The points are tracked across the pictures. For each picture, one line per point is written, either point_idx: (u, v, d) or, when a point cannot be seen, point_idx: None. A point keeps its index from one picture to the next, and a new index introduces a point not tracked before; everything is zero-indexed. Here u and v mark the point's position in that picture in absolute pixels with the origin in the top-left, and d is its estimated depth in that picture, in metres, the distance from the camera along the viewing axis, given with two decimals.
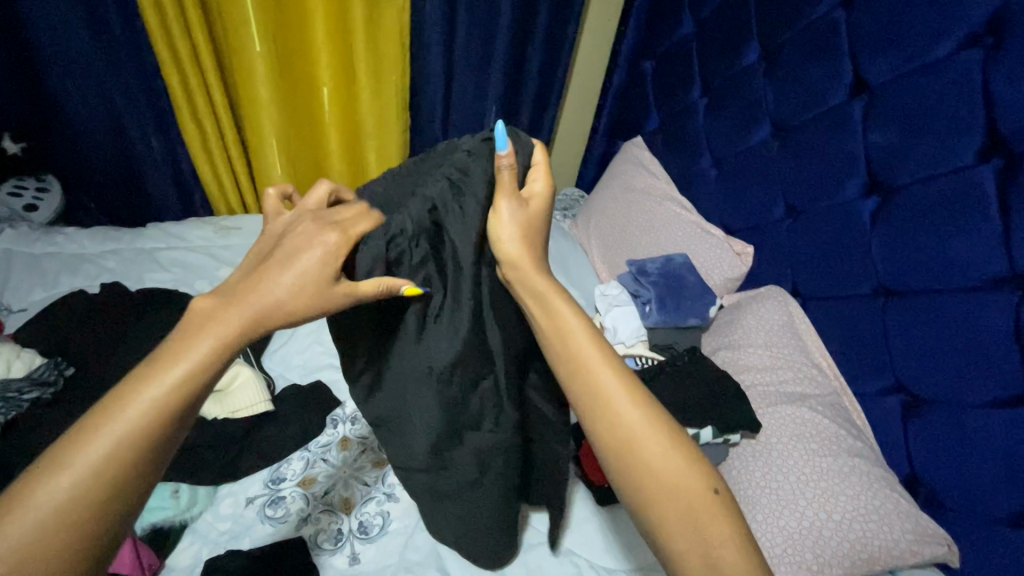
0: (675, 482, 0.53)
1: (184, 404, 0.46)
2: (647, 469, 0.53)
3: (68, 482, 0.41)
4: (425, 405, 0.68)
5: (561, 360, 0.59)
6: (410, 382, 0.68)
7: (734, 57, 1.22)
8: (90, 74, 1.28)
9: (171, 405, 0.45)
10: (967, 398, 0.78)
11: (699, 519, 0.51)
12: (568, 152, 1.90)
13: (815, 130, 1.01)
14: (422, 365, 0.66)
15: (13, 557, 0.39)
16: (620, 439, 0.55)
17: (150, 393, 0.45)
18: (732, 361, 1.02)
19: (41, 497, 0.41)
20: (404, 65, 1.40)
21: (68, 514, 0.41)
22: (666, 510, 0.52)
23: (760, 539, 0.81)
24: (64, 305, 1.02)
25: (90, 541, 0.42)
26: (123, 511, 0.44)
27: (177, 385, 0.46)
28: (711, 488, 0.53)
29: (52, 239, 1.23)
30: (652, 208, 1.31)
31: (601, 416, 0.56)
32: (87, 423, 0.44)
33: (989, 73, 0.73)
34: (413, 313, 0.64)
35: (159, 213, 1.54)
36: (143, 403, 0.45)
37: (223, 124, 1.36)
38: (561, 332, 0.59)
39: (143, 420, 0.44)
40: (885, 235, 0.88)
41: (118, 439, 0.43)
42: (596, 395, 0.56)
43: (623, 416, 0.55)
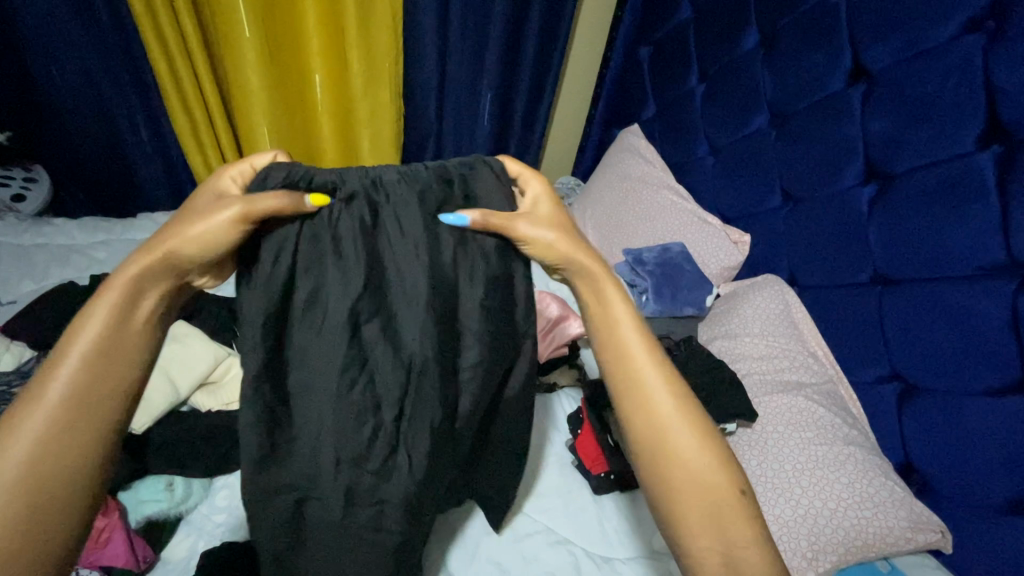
0: (703, 477, 0.53)
1: (113, 348, 0.48)
2: (679, 465, 0.53)
3: (20, 446, 0.44)
4: (319, 421, 0.58)
5: (603, 339, 0.59)
6: (297, 388, 0.58)
7: (732, 42, 1.20)
8: (76, 61, 1.25)
9: (97, 352, 0.47)
10: (962, 386, 0.78)
11: (723, 513, 0.52)
12: (564, 140, 1.88)
13: (814, 117, 1.00)
14: (323, 373, 0.57)
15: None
16: (658, 428, 0.55)
17: (76, 350, 0.47)
18: (729, 350, 1.02)
19: (6, 454, 0.43)
20: (397, 53, 1.38)
21: (31, 473, 0.44)
22: (693, 506, 0.52)
23: (765, 506, 0.82)
24: (53, 296, 1.00)
25: (60, 495, 0.45)
26: (83, 465, 0.46)
27: (100, 333, 0.47)
28: (739, 488, 0.54)
29: (40, 231, 1.22)
30: (648, 196, 1.30)
31: (639, 404, 0.56)
32: (22, 399, 0.45)
33: (988, 58, 0.73)
34: (324, 307, 0.57)
35: (150, 203, 1.52)
36: (76, 356, 0.46)
37: (213, 111, 1.33)
38: (608, 315, 0.59)
39: (81, 378, 0.46)
40: (883, 223, 0.88)
41: (59, 397, 0.45)
42: (635, 381, 0.56)
43: (659, 408, 0.55)
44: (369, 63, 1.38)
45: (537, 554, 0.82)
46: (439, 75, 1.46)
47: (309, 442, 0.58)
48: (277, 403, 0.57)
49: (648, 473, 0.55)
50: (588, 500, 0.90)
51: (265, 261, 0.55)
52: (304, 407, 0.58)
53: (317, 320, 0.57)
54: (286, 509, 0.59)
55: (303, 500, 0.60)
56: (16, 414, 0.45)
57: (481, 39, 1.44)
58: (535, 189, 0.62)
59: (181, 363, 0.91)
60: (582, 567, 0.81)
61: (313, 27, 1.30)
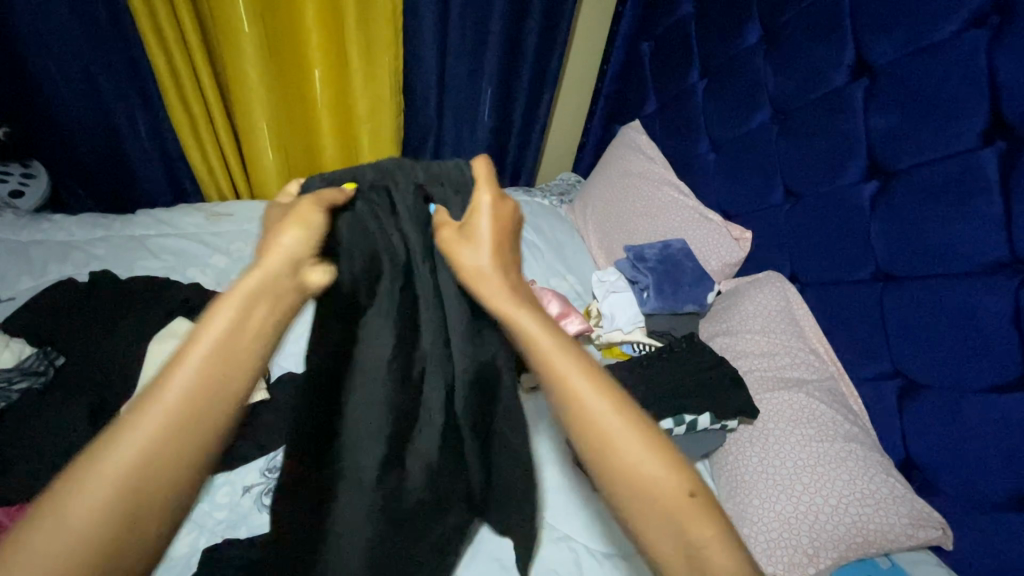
0: (650, 485, 0.50)
1: (230, 355, 0.48)
2: (626, 479, 0.51)
3: (131, 444, 0.42)
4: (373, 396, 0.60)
5: (535, 361, 0.56)
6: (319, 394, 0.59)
7: (734, 37, 1.20)
8: (73, 56, 1.24)
9: (217, 358, 0.47)
10: (963, 382, 0.78)
11: (676, 519, 0.49)
12: (565, 136, 1.88)
13: (816, 113, 1.00)
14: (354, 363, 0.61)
15: (86, 522, 0.39)
16: (598, 440, 0.52)
17: (198, 354, 0.47)
18: (729, 347, 1.02)
19: (117, 452, 0.42)
20: (397, 48, 1.38)
21: (134, 475, 0.42)
22: (647, 520, 0.50)
23: (752, 542, 0.82)
24: (53, 293, 1.00)
25: (157, 502, 0.42)
26: (184, 475, 0.44)
27: (223, 337, 0.48)
28: (688, 491, 0.51)
29: (39, 227, 1.21)
30: (649, 193, 1.30)
31: (574, 423, 0.53)
32: (139, 398, 0.45)
33: (993, 54, 0.72)
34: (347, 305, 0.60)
35: (149, 200, 1.51)
36: (197, 360, 0.46)
37: (212, 106, 1.32)
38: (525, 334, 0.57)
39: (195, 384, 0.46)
40: (885, 219, 0.87)
41: (175, 400, 0.45)
42: (571, 396, 0.54)
43: (592, 423, 0.53)
44: (369, 59, 1.37)
45: (539, 551, 0.82)
46: (439, 70, 1.45)
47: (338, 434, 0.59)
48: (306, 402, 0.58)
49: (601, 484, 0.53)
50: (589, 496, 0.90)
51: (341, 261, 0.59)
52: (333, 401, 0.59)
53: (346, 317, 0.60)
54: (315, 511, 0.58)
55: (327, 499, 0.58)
56: (124, 422, 0.44)
57: (481, 35, 1.43)
58: (485, 202, 0.62)
59: None
60: (583, 564, 0.81)
61: (312, 23, 1.29)
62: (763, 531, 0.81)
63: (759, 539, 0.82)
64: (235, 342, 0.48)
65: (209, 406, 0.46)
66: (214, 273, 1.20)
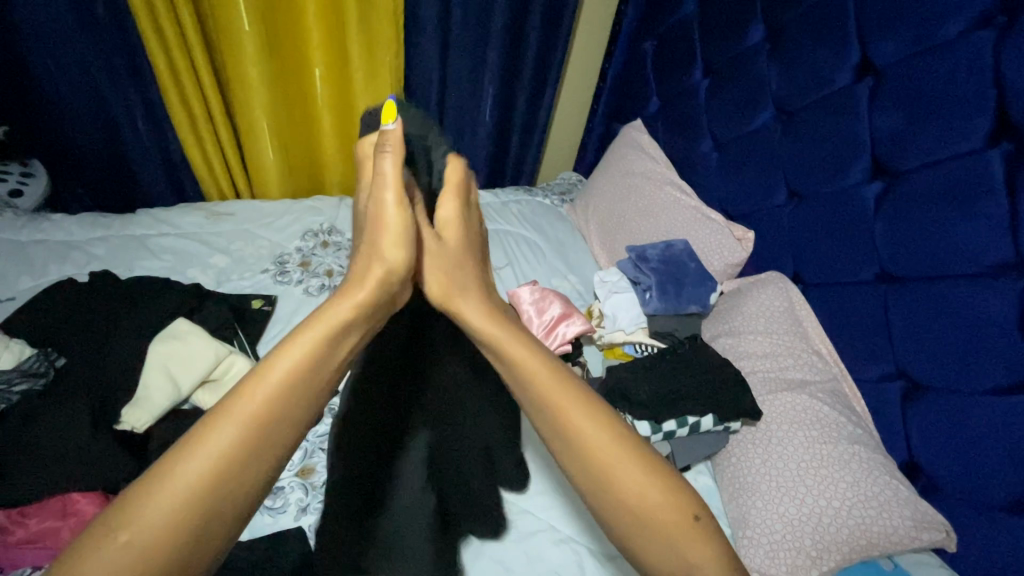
0: (657, 512, 0.55)
1: (300, 377, 0.56)
2: (632, 507, 0.55)
3: (216, 445, 0.51)
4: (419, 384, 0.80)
5: (535, 398, 0.61)
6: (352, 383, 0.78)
7: (737, 36, 1.19)
8: (72, 55, 1.23)
9: (291, 378, 0.56)
10: (967, 384, 0.77)
11: (681, 543, 0.54)
12: (566, 135, 1.87)
13: (820, 112, 0.99)
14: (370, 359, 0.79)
15: (169, 509, 0.47)
16: (601, 472, 0.57)
17: (280, 371, 0.56)
18: (732, 348, 1.02)
19: (205, 449, 0.50)
20: (398, 46, 1.37)
21: (214, 473, 0.50)
22: (655, 543, 0.54)
23: (748, 551, 0.81)
24: (53, 293, 1.00)
25: (228, 497, 0.50)
26: (250, 477, 0.52)
27: (297, 360, 0.57)
28: (692, 514, 0.55)
29: (38, 226, 1.20)
30: (651, 192, 1.29)
31: (575, 452, 0.58)
32: (225, 401, 0.53)
33: (999, 54, 0.72)
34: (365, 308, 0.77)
35: (149, 198, 1.50)
36: (279, 374, 0.56)
37: (212, 104, 1.32)
38: (527, 368, 0.62)
39: (262, 410, 0.54)
40: (890, 220, 0.87)
41: (255, 409, 0.53)
42: (578, 438, 0.58)
43: (593, 448, 0.58)
44: (370, 57, 1.36)
45: (541, 553, 0.82)
46: (440, 69, 1.44)
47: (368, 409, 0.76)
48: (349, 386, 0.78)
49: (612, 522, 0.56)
50: None
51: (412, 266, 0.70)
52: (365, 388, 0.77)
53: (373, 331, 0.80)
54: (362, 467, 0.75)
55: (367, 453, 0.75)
56: (208, 426, 0.52)
57: (482, 33, 1.42)
58: (449, 212, 0.72)
59: (181, 362, 0.91)
60: (586, 567, 0.81)
61: (313, 21, 1.28)
62: (766, 534, 0.81)
63: (762, 542, 0.81)
64: (311, 361, 0.57)
65: (271, 429, 0.54)
66: (214, 273, 1.20)
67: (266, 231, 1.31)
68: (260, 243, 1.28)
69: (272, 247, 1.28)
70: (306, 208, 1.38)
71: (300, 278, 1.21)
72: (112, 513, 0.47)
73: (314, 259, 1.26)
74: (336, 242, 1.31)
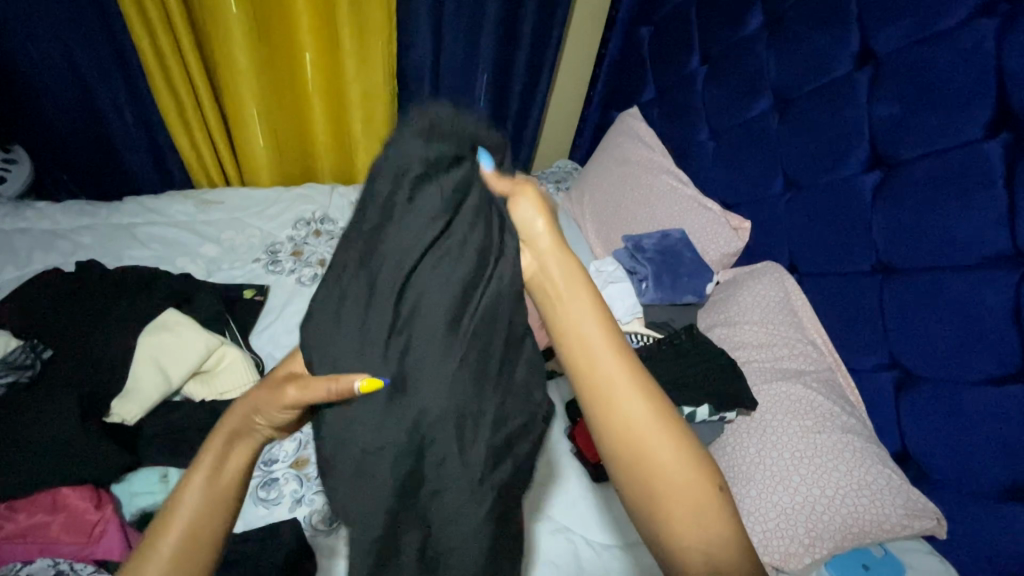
0: (683, 482, 0.49)
1: (214, 497, 0.49)
2: (660, 476, 0.49)
3: None
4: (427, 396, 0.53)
5: (572, 356, 0.54)
6: (372, 437, 0.51)
7: (736, 23, 1.17)
8: (53, 35, 1.19)
9: (204, 500, 0.48)
10: (958, 373, 0.78)
11: (704, 520, 0.48)
12: (561, 122, 1.85)
13: (818, 101, 0.98)
14: (417, 378, 0.53)
15: None
16: (632, 440, 0.50)
17: (188, 497, 0.48)
18: (729, 338, 1.01)
19: None
20: (391, 30, 1.34)
21: None
22: (677, 516, 0.48)
23: (749, 530, 0.82)
24: (37, 285, 0.97)
25: None
26: None
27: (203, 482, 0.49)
28: (717, 485, 0.50)
29: (23, 215, 1.17)
30: (647, 181, 1.28)
31: (608, 421, 0.51)
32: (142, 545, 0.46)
33: (1002, 43, 0.71)
34: (381, 306, 0.53)
35: (136, 186, 1.47)
36: (188, 501, 0.48)
37: (199, 90, 1.28)
38: (571, 321, 0.54)
39: (194, 520, 0.47)
40: (887, 210, 0.87)
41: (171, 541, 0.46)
42: (596, 387, 0.52)
43: (628, 416, 0.50)
44: (362, 40, 1.33)
45: (538, 543, 0.82)
46: (433, 54, 1.42)
47: (457, 455, 0.53)
48: (387, 437, 0.51)
49: (627, 491, 0.50)
50: (586, 487, 0.90)
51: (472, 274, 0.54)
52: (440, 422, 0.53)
53: (423, 331, 0.53)
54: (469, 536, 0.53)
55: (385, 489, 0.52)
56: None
57: (476, 18, 1.39)
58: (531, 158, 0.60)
59: (171, 354, 0.90)
60: (582, 558, 0.81)
61: (303, 3, 1.25)
62: (761, 521, 0.82)
63: (757, 530, 0.82)
64: (220, 482, 0.50)
65: (208, 527, 0.48)
66: (205, 263, 1.18)
67: (257, 220, 1.29)
68: (251, 232, 1.26)
69: (264, 236, 1.26)
70: (299, 196, 1.36)
71: (292, 267, 1.19)
72: None
73: (306, 248, 1.24)
74: (329, 231, 1.29)
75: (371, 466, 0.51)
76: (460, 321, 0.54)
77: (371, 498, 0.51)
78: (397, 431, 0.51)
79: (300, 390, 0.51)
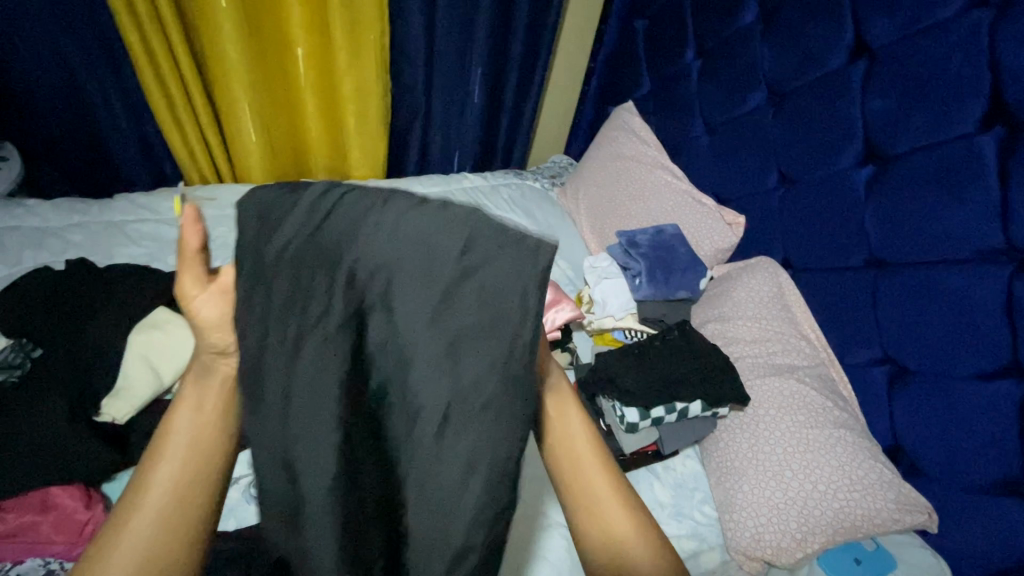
0: None
1: (202, 439, 0.51)
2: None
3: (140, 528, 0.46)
4: (343, 308, 0.47)
5: (563, 467, 0.56)
6: (288, 365, 0.47)
7: (731, 15, 1.16)
8: (39, 29, 1.17)
9: (187, 446, 0.50)
10: (951, 369, 0.78)
11: None
12: (555, 116, 1.84)
13: (814, 94, 0.97)
14: (342, 284, 0.47)
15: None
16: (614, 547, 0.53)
17: (174, 446, 0.50)
18: (721, 333, 1.01)
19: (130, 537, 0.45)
20: (384, 24, 1.31)
21: (154, 553, 0.45)
22: None
23: (732, 541, 0.83)
24: (26, 282, 0.96)
25: (181, 554, 0.46)
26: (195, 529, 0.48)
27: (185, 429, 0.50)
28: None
29: (12, 212, 1.16)
30: (642, 176, 1.27)
31: (592, 531, 0.54)
32: (129, 494, 0.48)
33: (996, 37, 0.70)
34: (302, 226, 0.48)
35: (127, 183, 1.46)
36: (176, 449, 0.49)
37: (190, 84, 1.27)
38: (566, 437, 0.57)
39: (182, 470, 0.49)
40: (880, 204, 0.86)
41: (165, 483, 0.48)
42: (573, 453, 0.57)
43: (611, 526, 0.54)
44: (354, 36, 1.31)
45: (535, 540, 0.81)
46: (426, 47, 1.41)
47: (389, 398, 0.48)
48: (305, 325, 0.47)
49: None
50: None
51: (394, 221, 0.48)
52: (375, 308, 0.47)
53: (355, 208, 0.48)
54: (421, 466, 0.47)
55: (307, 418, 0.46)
56: (121, 518, 0.47)
57: (470, 10, 1.38)
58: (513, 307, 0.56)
59: (161, 352, 0.89)
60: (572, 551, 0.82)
61: None
62: (752, 518, 0.82)
63: (747, 528, 0.82)
64: (202, 427, 0.51)
65: (204, 463, 0.50)
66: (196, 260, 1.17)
67: None
68: None
69: None
70: None
71: None
72: None
73: None
74: None
75: (297, 372, 0.47)
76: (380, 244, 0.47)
77: (299, 409, 0.46)
78: (320, 320, 0.47)
79: (195, 276, 0.51)
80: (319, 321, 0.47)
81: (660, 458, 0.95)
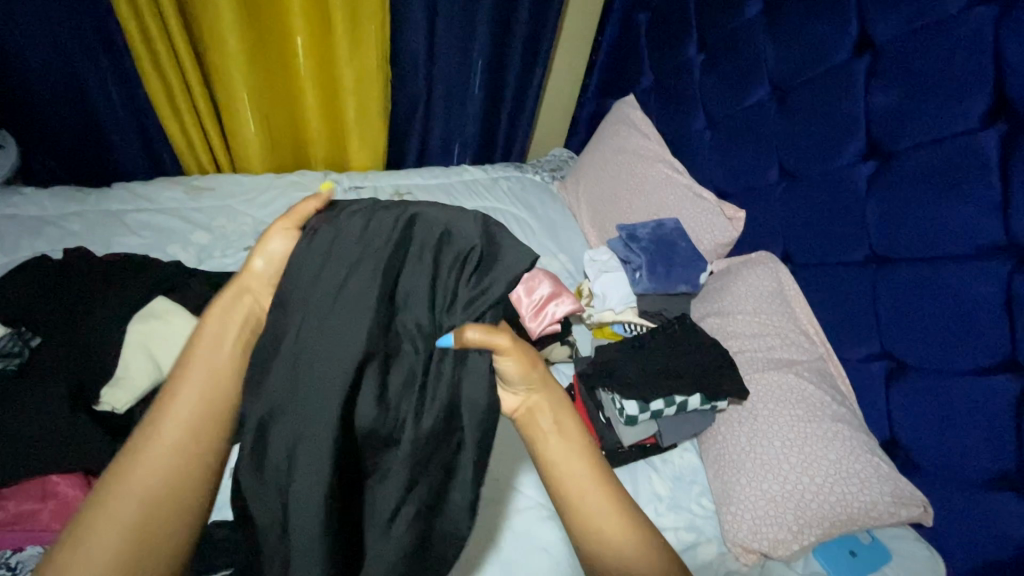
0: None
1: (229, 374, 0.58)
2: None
3: (159, 449, 0.53)
4: (368, 264, 0.58)
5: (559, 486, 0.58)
6: (319, 299, 0.57)
7: (734, 9, 1.16)
8: (37, 16, 1.16)
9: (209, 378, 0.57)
10: (948, 364, 0.79)
11: None
12: (556, 110, 1.84)
13: (817, 89, 0.97)
14: (377, 245, 0.59)
15: (142, 489, 0.50)
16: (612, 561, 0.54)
17: (195, 374, 0.57)
18: (720, 327, 1.01)
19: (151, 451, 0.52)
20: (384, 14, 1.30)
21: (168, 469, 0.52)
22: None
23: (730, 534, 0.83)
24: (25, 270, 0.96)
25: (195, 474, 0.53)
26: (209, 456, 0.55)
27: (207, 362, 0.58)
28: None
29: (9, 201, 1.16)
30: (643, 170, 1.27)
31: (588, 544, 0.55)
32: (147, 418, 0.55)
33: (1000, 33, 0.70)
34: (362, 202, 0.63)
35: (125, 173, 1.46)
36: (198, 378, 0.57)
37: (188, 73, 1.26)
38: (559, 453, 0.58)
39: (194, 410, 0.55)
40: (882, 200, 0.86)
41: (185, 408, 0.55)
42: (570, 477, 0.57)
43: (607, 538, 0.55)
44: (355, 26, 1.30)
45: (526, 530, 0.81)
46: (427, 38, 1.40)
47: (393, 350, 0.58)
48: (358, 268, 0.58)
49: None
50: None
51: (429, 215, 0.61)
52: (413, 261, 0.60)
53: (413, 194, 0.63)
54: (422, 407, 0.58)
55: (325, 349, 0.55)
56: (142, 438, 0.53)
57: (471, 1, 1.37)
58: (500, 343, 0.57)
59: (161, 342, 0.88)
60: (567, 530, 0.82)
61: None
62: (750, 510, 0.83)
63: (744, 520, 0.83)
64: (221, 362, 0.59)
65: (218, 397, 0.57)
66: (195, 250, 1.17)
67: (249, 207, 1.28)
68: (243, 220, 1.25)
69: (255, 223, 1.25)
70: (289, 183, 1.34)
71: None
72: (87, 509, 0.49)
73: None
74: None
75: (344, 299, 0.56)
76: (410, 228, 0.60)
77: (334, 329, 0.56)
78: (372, 264, 0.58)
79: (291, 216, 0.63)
80: (344, 271, 0.57)
81: (659, 451, 0.95)
